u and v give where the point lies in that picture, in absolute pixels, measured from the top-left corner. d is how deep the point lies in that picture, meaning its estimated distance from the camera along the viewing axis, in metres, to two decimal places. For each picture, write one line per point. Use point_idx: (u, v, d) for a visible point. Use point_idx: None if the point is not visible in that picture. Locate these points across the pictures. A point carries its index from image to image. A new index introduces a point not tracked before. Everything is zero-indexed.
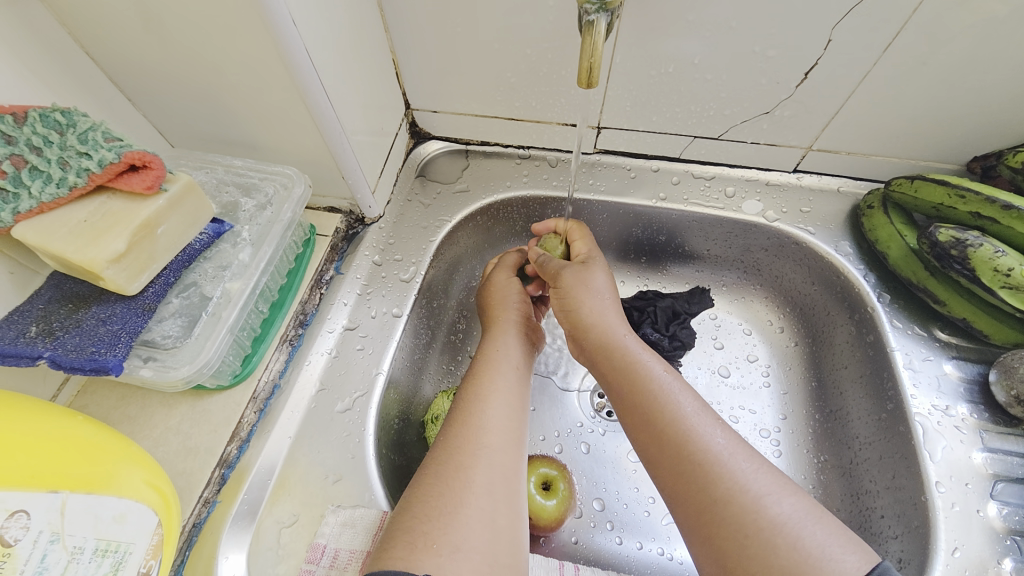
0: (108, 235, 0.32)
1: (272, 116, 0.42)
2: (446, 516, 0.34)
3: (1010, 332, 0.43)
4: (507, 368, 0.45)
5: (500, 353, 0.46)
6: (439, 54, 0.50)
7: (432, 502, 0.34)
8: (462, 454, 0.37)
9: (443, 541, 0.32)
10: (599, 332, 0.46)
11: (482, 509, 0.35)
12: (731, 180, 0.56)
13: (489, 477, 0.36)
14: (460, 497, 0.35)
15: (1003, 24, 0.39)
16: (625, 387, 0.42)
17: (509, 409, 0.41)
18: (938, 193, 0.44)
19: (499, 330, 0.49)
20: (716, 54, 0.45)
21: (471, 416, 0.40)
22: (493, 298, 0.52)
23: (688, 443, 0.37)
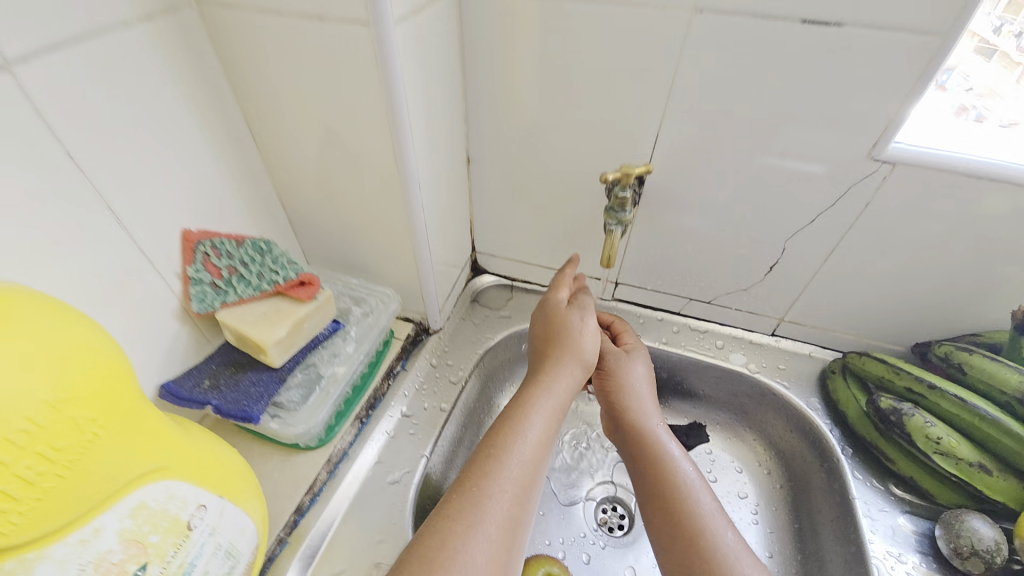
0: (277, 324, 0.47)
1: (386, 253, 0.60)
2: (469, 530, 0.39)
3: (949, 493, 0.51)
4: (547, 409, 0.49)
5: (538, 391, 0.51)
6: (505, 221, 0.70)
7: (443, 537, 0.39)
8: (481, 488, 0.42)
9: (464, 555, 0.38)
10: (634, 416, 0.56)
11: (504, 543, 0.40)
12: (721, 335, 0.70)
13: (514, 513, 0.42)
14: (466, 532, 0.39)
15: (906, 255, 0.55)
16: (652, 475, 0.51)
17: (535, 458, 0.46)
18: (882, 368, 0.57)
19: (553, 370, 0.53)
20: (703, 246, 0.63)
21: (510, 450, 0.45)
22: (550, 328, 0.58)
23: (700, 539, 0.45)
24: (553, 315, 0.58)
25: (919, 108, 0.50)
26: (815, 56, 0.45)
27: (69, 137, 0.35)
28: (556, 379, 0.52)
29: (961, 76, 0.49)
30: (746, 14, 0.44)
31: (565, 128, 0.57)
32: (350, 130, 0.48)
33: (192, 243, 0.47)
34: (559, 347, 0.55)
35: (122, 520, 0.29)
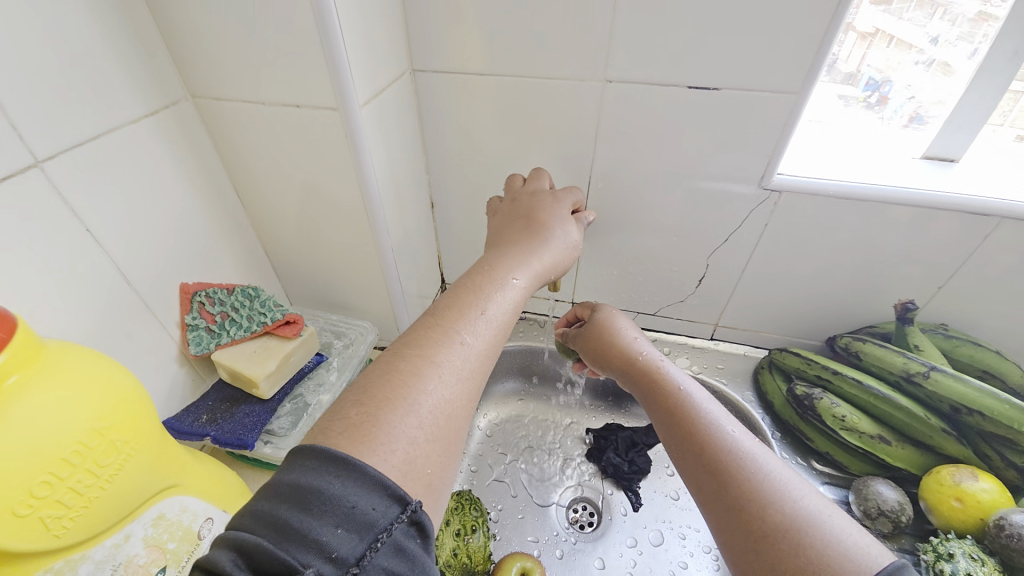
0: (266, 360, 0.54)
1: (362, 291, 0.67)
2: (430, 357, 0.35)
3: (860, 464, 0.59)
4: (525, 271, 0.47)
5: (503, 262, 0.47)
6: (470, 254, 0.79)
7: (395, 380, 0.34)
8: (436, 335, 0.38)
9: (418, 386, 0.34)
10: (632, 353, 0.54)
11: (464, 381, 0.36)
12: (667, 342, 0.79)
13: (479, 355, 0.38)
14: (424, 369, 0.35)
15: (807, 262, 0.65)
16: (657, 400, 0.48)
17: (504, 319, 0.42)
18: (797, 361, 0.66)
19: (522, 249, 0.49)
20: (642, 266, 0.72)
21: (480, 301, 0.42)
22: (530, 210, 0.54)
23: (720, 443, 0.40)
24: (539, 204, 0.55)
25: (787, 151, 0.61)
26: (702, 112, 0.56)
27: (87, 213, 0.43)
28: (537, 256, 0.49)
29: (900, 88, 0.61)
30: (643, 82, 0.55)
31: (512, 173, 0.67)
32: (325, 188, 0.56)
33: (189, 294, 0.54)
34: (541, 226, 0.52)
35: (146, 528, 0.36)
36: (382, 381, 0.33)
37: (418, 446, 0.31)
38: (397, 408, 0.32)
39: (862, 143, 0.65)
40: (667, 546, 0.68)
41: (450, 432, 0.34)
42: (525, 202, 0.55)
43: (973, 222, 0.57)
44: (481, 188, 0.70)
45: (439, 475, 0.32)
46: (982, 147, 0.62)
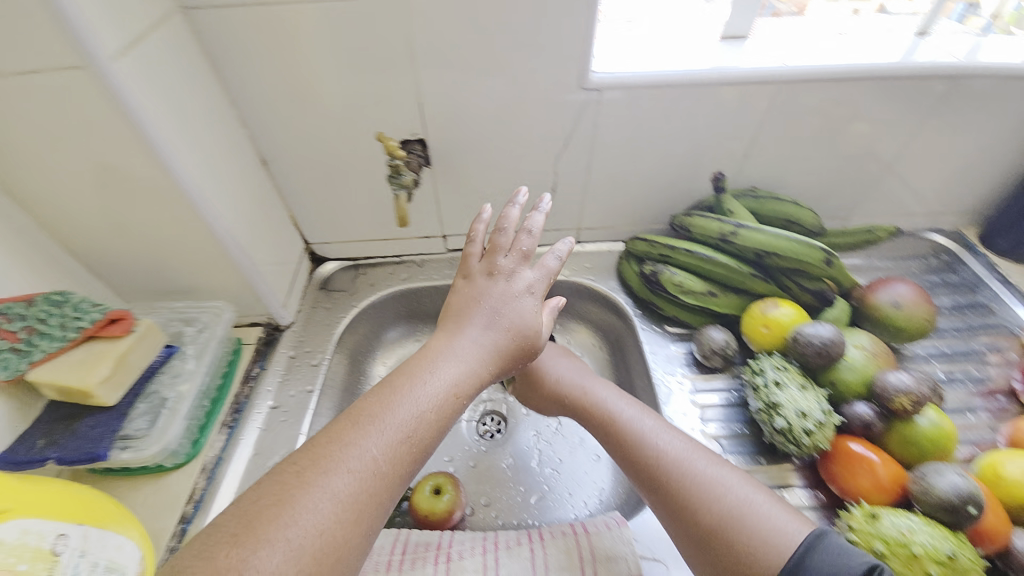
0: (98, 365, 0.49)
1: (204, 271, 0.62)
2: (331, 472, 0.35)
3: (700, 318, 0.69)
4: (464, 365, 0.45)
5: (446, 343, 0.47)
6: (323, 209, 0.74)
7: (288, 496, 0.33)
8: (344, 438, 0.37)
9: (305, 502, 0.33)
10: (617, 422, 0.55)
11: (354, 506, 0.35)
12: (540, 255, 0.83)
13: (376, 471, 0.37)
14: (318, 481, 0.34)
15: (640, 155, 0.70)
16: (644, 456, 0.51)
17: (433, 408, 0.41)
18: (644, 246, 0.73)
19: (460, 322, 0.49)
20: (497, 188, 0.73)
21: (397, 406, 0.40)
22: (463, 285, 0.53)
23: (716, 507, 0.45)
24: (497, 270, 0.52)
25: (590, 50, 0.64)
26: (509, 15, 0.55)
27: None
28: (474, 326, 0.48)
29: None
30: None
31: (337, 112, 0.62)
32: (115, 163, 0.49)
33: None
34: (497, 300, 0.50)
35: None
36: (266, 509, 0.32)
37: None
38: (266, 542, 0.31)
39: (668, 31, 0.68)
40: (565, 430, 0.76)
41: (332, 563, 0.33)
42: (477, 274, 0.53)
43: (760, 90, 0.64)
44: (309, 133, 0.64)
45: None
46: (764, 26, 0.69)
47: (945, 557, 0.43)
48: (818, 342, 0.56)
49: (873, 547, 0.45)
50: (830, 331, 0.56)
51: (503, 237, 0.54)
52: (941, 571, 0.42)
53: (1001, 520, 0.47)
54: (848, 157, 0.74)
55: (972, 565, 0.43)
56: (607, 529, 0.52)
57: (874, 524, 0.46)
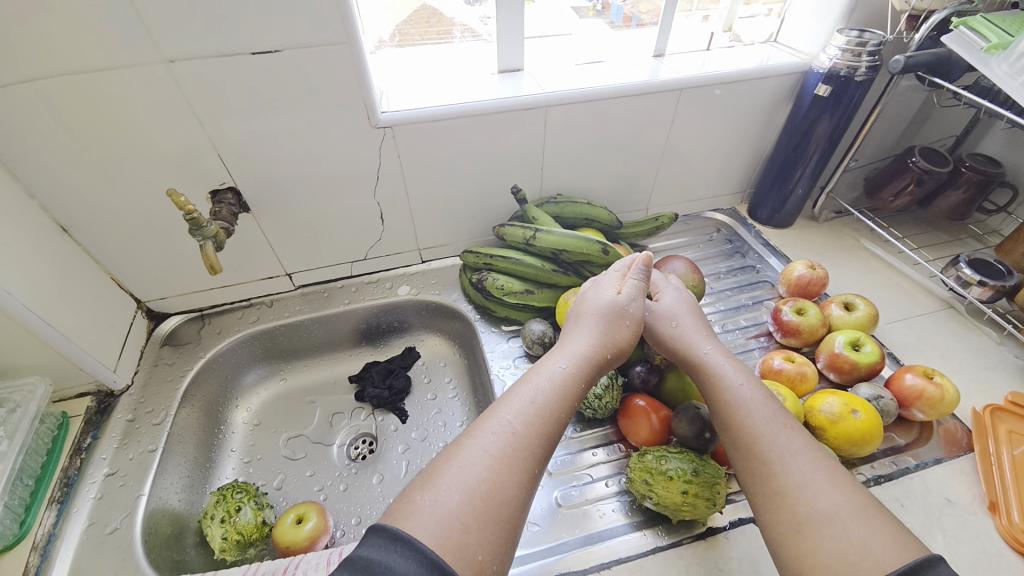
0: None
1: (7, 349, 0.60)
2: (478, 437, 0.43)
3: (524, 314, 0.79)
4: (574, 350, 0.53)
5: (564, 342, 0.55)
6: (151, 266, 0.75)
7: (455, 451, 0.42)
8: (496, 411, 0.46)
9: (461, 457, 0.41)
10: (728, 399, 0.51)
11: (506, 462, 0.41)
12: (388, 278, 0.90)
13: (521, 439, 0.43)
14: (469, 444, 0.42)
15: (450, 178, 0.79)
16: (749, 436, 0.48)
17: (557, 399, 0.47)
18: (470, 258, 0.82)
19: (578, 324, 0.57)
20: (326, 222, 0.79)
21: (526, 388, 0.48)
22: (580, 299, 0.61)
23: (806, 499, 0.41)
24: (590, 284, 0.64)
25: (378, 93, 0.72)
26: (285, 70, 0.61)
27: None
28: (579, 330, 0.56)
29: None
30: (211, 53, 0.57)
31: (138, 172, 0.64)
32: None
33: None
34: (605, 309, 0.58)
35: None
36: (444, 457, 0.42)
37: (464, 530, 0.37)
38: (442, 486, 0.39)
39: (453, 72, 0.79)
40: (430, 438, 0.81)
41: (492, 511, 0.38)
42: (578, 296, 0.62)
43: (532, 114, 0.76)
44: (113, 195, 0.65)
45: (486, 557, 0.37)
46: (535, 61, 0.83)
47: (690, 475, 0.53)
48: None
49: (643, 477, 0.55)
50: None
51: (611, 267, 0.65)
52: (688, 486, 0.53)
53: None
54: (627, 160, 0.88)
55: (712, 477, 0.54)
56: None
57: (645, 459, 0.57)
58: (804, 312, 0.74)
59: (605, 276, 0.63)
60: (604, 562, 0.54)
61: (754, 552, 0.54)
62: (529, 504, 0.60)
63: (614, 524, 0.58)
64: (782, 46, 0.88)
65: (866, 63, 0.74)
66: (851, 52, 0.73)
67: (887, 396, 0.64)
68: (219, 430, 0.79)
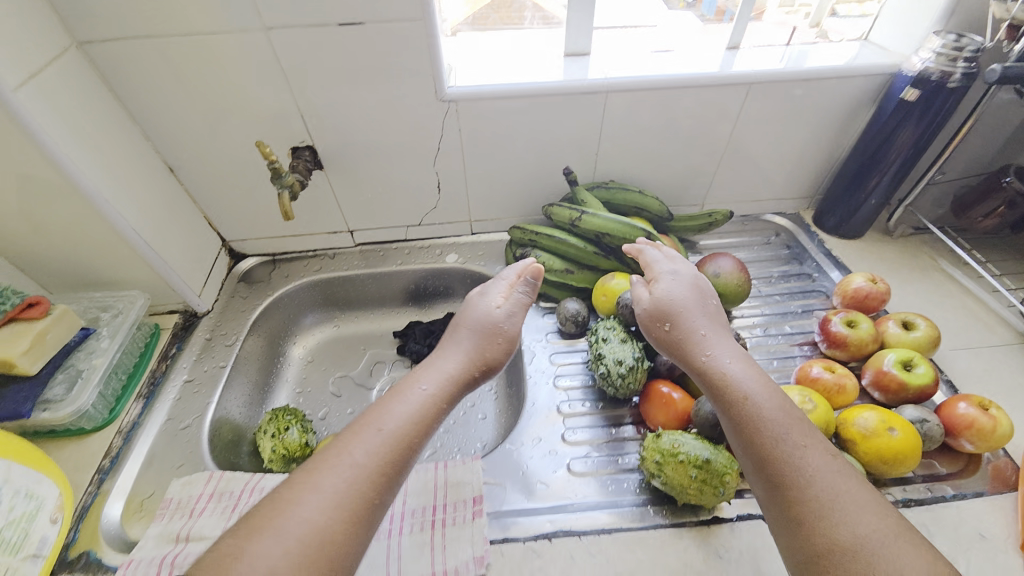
0: (17, 342, 0.59)
1: (118, 264, 0.71)
2: (318, 480, 0.43)
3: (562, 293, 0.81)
4: (438, 373, 0.57)
5: (426, 366, 0.58)
6: (236, 210, 0.85)
7: (287, 493, 0.42)
8: (339, 447, 0.46)
9: (302, 499, 0.41)
10: (740, 410, 0.50)
11: (348, 496, 0.42)
12: (440, 245, 0.95)
13: (368, 471, 0.45)
14: (316, 479, 0.43)
15: (507, 155, 0.83)
16: (766, 450, 0.47)
17: (404, 428, 0.49)
18: (517, 234, 0.85)
19: (441, 350, 0.62)
20: (389, 185, 0.85)
21: (381, 416, 0.50)
22: (458, 320, 0.66)
23: (831, 524, 0.41)
24: (478, 293, 0.69)
25: (447, 69, 0.76)
26: (366, 41, 0.66)
27: None
28: (440, 358, 0.59)
29: None
30: (304, 22, 0.64)
31: (234, 125, 0.73)
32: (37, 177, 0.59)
33: None
34: (491, 325, 0.63)
35: None
36: (292, 488, 0.42)
37: None
38: (273, 531, 0.39)
39: (522, 52, 0.82)
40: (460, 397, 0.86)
41: (329, 551, 0.39)
42: (462, 313, 0.67)
43: (593, 99, 0.77)
44: (211, 142, 0.75)
45: None
46: (604, 47, 0.84)
47: (702, 462, 0.54)
48: None
49: (654, 458, 0.57)
50: None
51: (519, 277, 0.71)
52: (698, 471, 0.54)
53: None
54: (685, 152, 0.87)
55: (723, 467, 0.54)
56: (461, 464, 0.63)
57: (659, 441, 0.58)
58: (855, 325, 0.71)
59: (494, 285, 0.69)
60: (604, 528, 0.56)
61: (757, 547, 0.54)
62: (541, 466, 0.64)
63: (621, 496, 0.60)
64: (871, 45, 0.83)
65: (961, 69, 0.69)
66: (946, 55, 0.69)
67: (934, 420, 0.61)
68: (277, 361, 0.88)
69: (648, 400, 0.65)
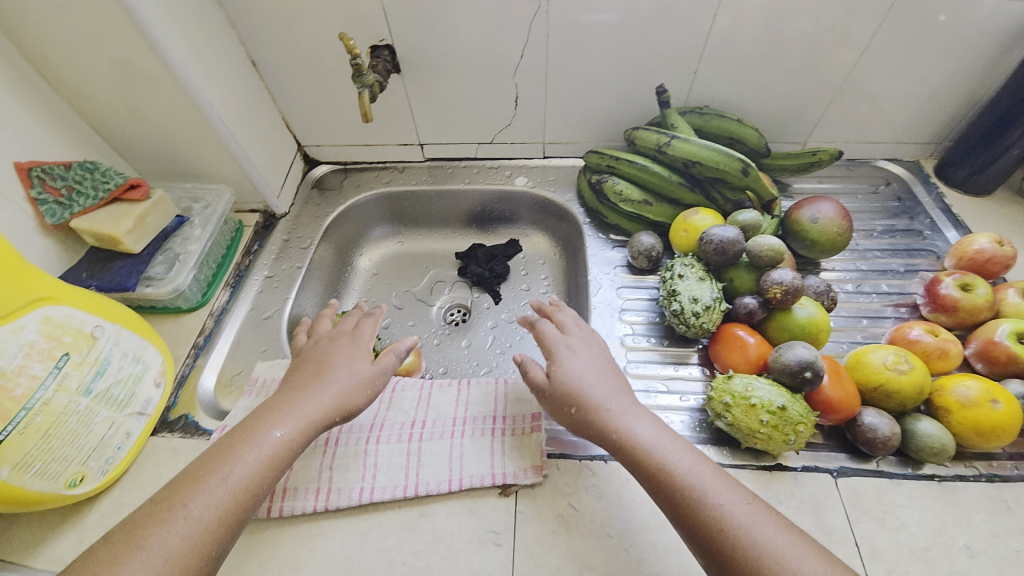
0: (122, 220, 0.63)
1: (207, 156, 0.73)
2: (156, 534, 0.39)
3: (637, 225, 0.77)
4: (302, 409, 0.49)
5: (293, 394, 0.50)
6: (313, 113, 0.84)
7: (122, 542, 0.38)
8: (184, 495, 0.41)
9: (139, 555, 0.38)
10: (673, 485, 0.44)
11: (187, 552, 0.39)
12: (510, 167, 0.92)
13: (204, 529, 0.40)
14: (152, 532, 0.39)
15: (594, 68, 0.76)
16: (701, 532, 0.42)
17: (259, 472, 0.44)
18: (594, 159, 0.80)
19: (321, 374, 0.53)
20: (465, 96, 0.81)
21: (230, 458, 0.44)
22: (309, 355, 0.56)
23: None
24: (329, 334, 0.58)
25: None
26: None
27: None
28: (313, 389, 0.51)
29: None
30: None
31: (315, 18, 0.70)
32: (134, 60, 0.60)
33: (26, 171, 0.59)
34: (324, 369, 0.53)
35: (37, 324, 0.48)
36: (120, 542, 0.38)
37: None
38: None
39: None
40: (517, 322, 0.87)
41: None
42: (322, 346, 0.57)
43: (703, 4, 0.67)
44: (292, 36, 0.73)
45: None
46: None
47: (777, 408, 0.52)
48: (718, 240, 0.63)
49: (722, 398, 0.55)
50: (733, 233, 0.63)
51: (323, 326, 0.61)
52: (770, 417, 0.52)
53: (848, 393, 0.56)
54: (799, 78, 0.76)
55: (800, 416, 0.52)
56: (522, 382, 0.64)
57: (729, 383, 0.56)
58: (970, 289, 0.63)
59: (365, 333, 0.59)
60: None
61: (820, 496, 0.54)
62: None
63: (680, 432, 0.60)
64: None
65: None
66: None
67: None
68: (346, 269, 0.92)
69: (719, 342, 0.62)
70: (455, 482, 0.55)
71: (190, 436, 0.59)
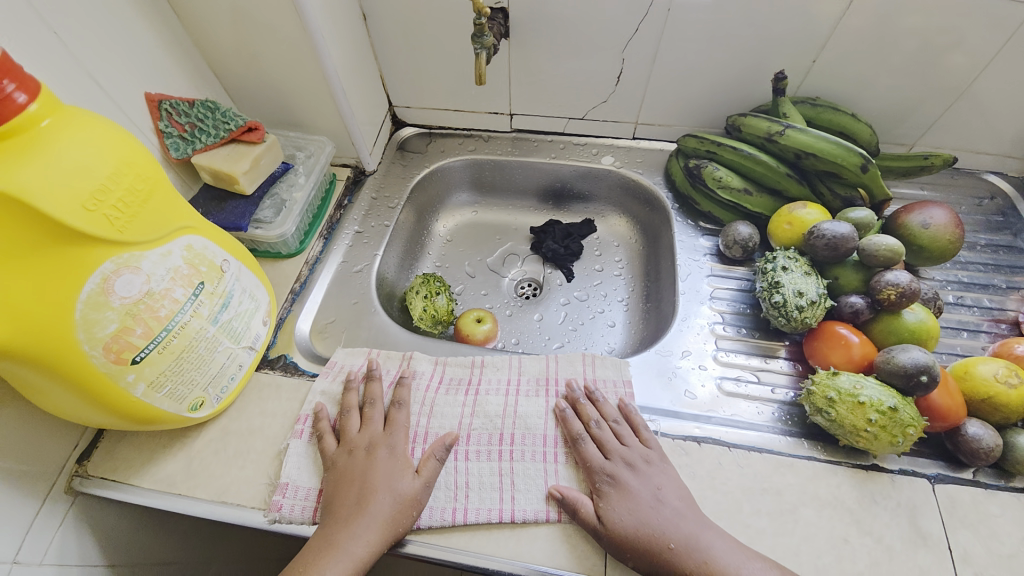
0: (240, 161, 0.64)
1: (314, 107, 0.74)
2: None
3: (731, 214, 0.76)
4: (347, 555, 0.47)
5: (333, 535, 0.48)
6: (411, 72, 0.84)
7: None
8: None
9: None
10: None
11: None
12: (597, 145, 0.91)
13: None
14: None
15: (707, 49, 0.74)
16: None
17: None
18: (692, 143, 0.79)
19: (360, 510, 0.49)
20: (567, 67, 0.80)
21: None
22: (343, 473, 0.52)
23: None
24: (357, 435, 0.54)
25: None
26: None
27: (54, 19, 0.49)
28: (351, 530, 0.48)
29: None
30: None
31: None
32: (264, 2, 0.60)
33: (156, 103, 0.61)
34: (363, 500, 0.49)
35: (182, 251, 0.49)
36: None
37: None
38: None
39: None
40: (590, 302, 0.87)
41: None
42: (357, 464, 0.52)
43: None
44: None
45: None
46: None
47: (886, 408, 0.51)
48: (830, 235, 0.62)
49: (827, 394, 0.54)
50: (846, 229, 0.62)
51: (352, 418, 0.56)
52: (878, 416, 0.51)
53: (955, 402, 0.55)
54: (923, 76, 0.73)
55: (910, 419, 0.51)
56: (612, 358, 0.64)
57: (833, 379, 0.55)
58: None
59: (398, 441, 0.54)
60: (754, 446, 0.57)
61: (916, 500, 0.53)
62: (691, 378, 0.64)
63: (771, 423, 0.59)
64: None
65: None
66: None
67: None
68: (423, 233, 0.92)
69: (817, 338, 0.62)
70: (554, 515, 0.51)
71: (291, 375, 0.62)
